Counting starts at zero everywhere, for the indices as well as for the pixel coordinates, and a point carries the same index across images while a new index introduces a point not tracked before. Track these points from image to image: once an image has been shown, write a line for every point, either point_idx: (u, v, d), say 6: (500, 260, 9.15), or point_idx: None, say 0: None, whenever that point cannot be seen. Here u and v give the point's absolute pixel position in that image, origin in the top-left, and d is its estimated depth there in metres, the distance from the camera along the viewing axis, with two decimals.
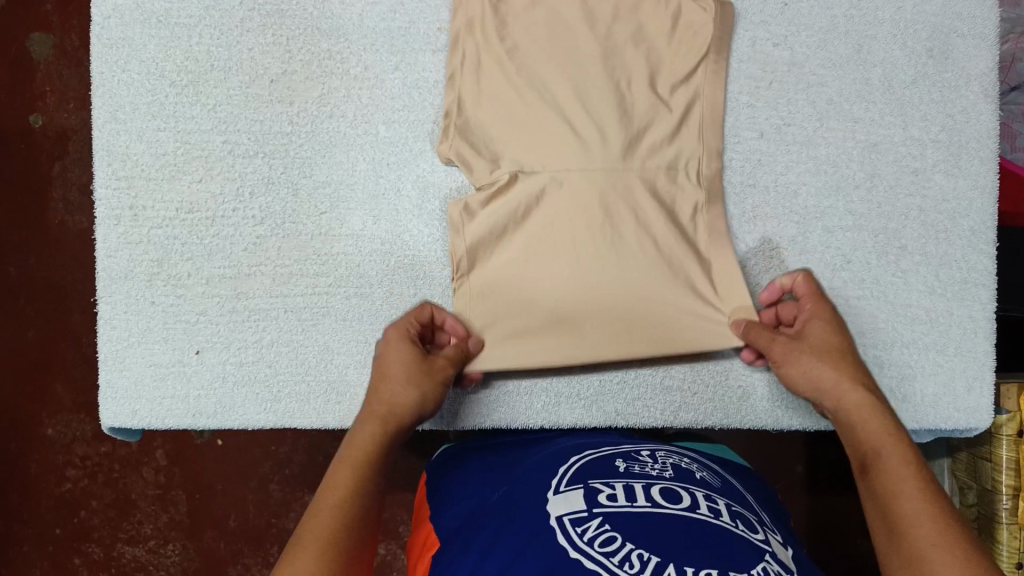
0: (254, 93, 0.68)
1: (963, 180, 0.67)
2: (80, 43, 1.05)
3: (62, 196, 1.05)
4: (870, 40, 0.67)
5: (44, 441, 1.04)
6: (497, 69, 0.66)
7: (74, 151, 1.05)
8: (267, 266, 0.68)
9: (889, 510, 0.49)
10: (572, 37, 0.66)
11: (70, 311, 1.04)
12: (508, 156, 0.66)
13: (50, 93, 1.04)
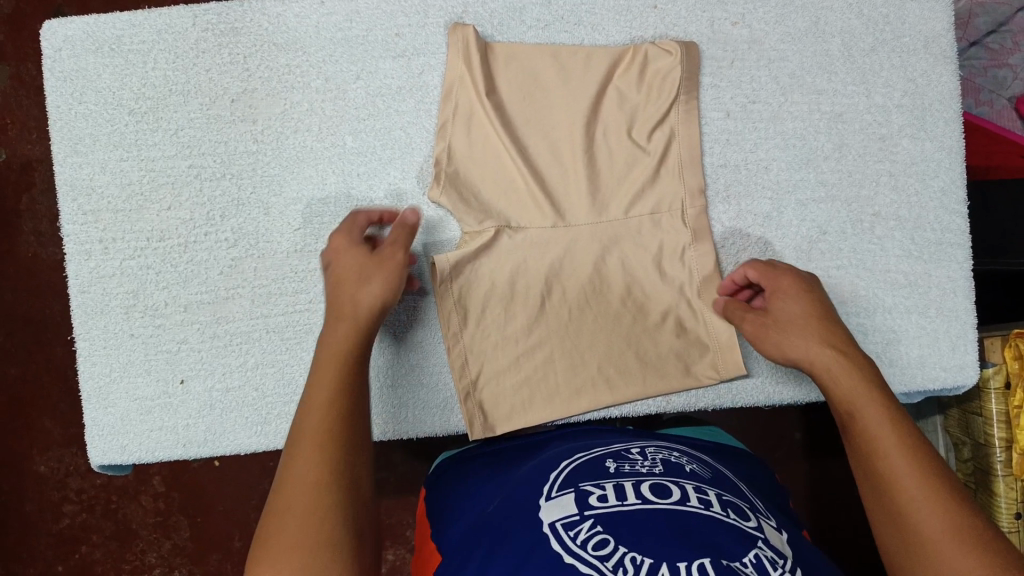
0: (215, 114, 0.67)
1: (930, 143, 0.68)
2: (37, 69, 1.03)
3: (33, 228, 1.03)
4: (827, 11, 0.67)
5: (38, 478, 1.03)
6: (485, 122, 0.66)
7: (41, 181, 1.03)
8: (244, 288, 0.68)
9: (889, 494, 0.51)
10: (552, 91, 0.66)
11: (52, 345, 1.03)
12: (496, 210, 0.67)
13: (12, 125, 1.03)
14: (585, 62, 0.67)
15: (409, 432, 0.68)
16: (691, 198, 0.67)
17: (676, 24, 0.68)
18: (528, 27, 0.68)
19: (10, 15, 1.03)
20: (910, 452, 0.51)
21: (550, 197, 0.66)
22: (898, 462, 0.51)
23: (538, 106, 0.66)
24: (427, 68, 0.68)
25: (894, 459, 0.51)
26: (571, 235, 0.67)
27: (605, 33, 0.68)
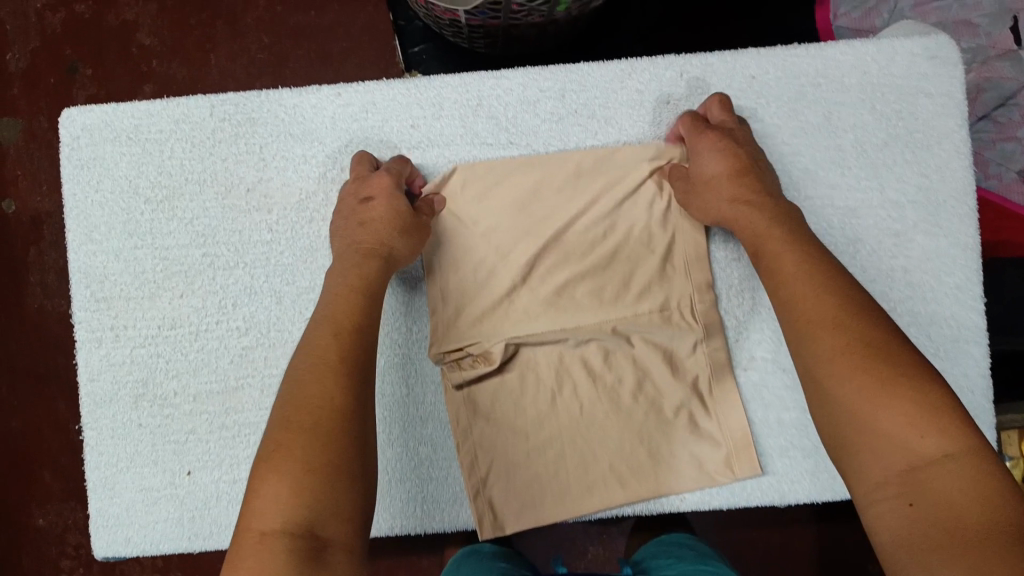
0: (230, 204, 0.67)
1: (944, 239, 0.68)
2: (50, 124, 1.02)
3: (38, 280, 1.02)
4: (840, 107, 0.68)
5: (35, 534, 1.00)
6: (489, 220, 0.67)
7: (49, 235, 1.02)
8: (255, 378, 0.67)
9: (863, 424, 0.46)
10: (555, 185, 0.67)
11: (53, 399, 1.02)
12: (496, 310, 0.66)
13: (22, 178, 1.01)
14: (597, 159, 0.67)
15: (418, 527, 0.67)
16: (700, 294, 0.67)
17: None
18: (541, 120, 0.68)
19: (25, 70, 1.01)
20: (910, 418, 0.44)
21: (553, 296, 0.66)
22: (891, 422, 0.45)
23: (541, 202, 0.67)
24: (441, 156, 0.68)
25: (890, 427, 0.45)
26: (577, 331, 0.66)
27: (620, 126, 0.68)
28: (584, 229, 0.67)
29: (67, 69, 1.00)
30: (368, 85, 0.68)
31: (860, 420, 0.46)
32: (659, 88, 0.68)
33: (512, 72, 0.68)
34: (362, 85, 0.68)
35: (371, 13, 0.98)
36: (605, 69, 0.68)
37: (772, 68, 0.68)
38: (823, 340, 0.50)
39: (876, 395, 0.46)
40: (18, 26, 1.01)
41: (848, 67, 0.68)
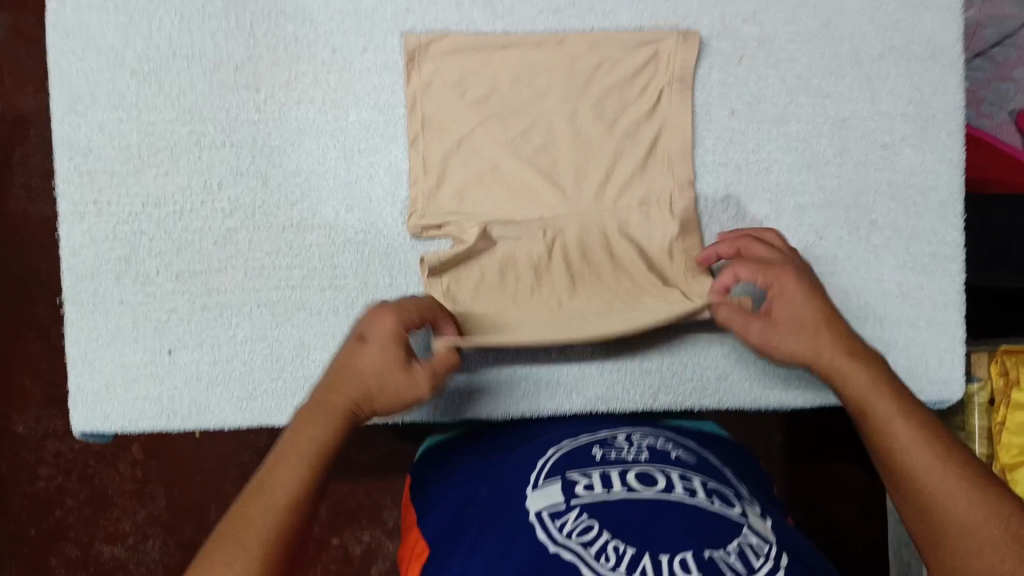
0: (218, 80, 0.66)
1: (931, 154, 0.68)
2: (35, 19, 1.02)
3: (23, 183, 1.02)
4: (839, 15, 0.67)
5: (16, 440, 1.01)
6: (471, 110, 0.66)
7: (34, 137, 1.02)
8: (238, 260, 0.67)
9: (903, 473, 0.55)
10: (542, 78, 0.66)
11: (33, 301, 1.02)
12: (474, 199, 0.67)
13: (7, 78, 1.01)
14: (589, 52, 0.67)
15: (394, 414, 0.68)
16: (680, 189, 0.67)
17: (686, 15, 0.67)
18: (539, 11, 0.67)
19: None
20: (937, 449, 0.55)
21: (533, 187, 0.67)
22: (942, 485, 0.53)
23: (526, 94, 0.67)
24: (435, 39, 0.66)
25: (914, 457, 0.55)
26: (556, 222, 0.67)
27: (618, 22, 0.67)
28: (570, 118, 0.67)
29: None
30: None
31: (896, 454, 0.56)
32: None
33: None
34: None
35: None
36: None
37: None
38: (866, 390, 0.58)
39: (909, 433, 0.56)
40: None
41: None
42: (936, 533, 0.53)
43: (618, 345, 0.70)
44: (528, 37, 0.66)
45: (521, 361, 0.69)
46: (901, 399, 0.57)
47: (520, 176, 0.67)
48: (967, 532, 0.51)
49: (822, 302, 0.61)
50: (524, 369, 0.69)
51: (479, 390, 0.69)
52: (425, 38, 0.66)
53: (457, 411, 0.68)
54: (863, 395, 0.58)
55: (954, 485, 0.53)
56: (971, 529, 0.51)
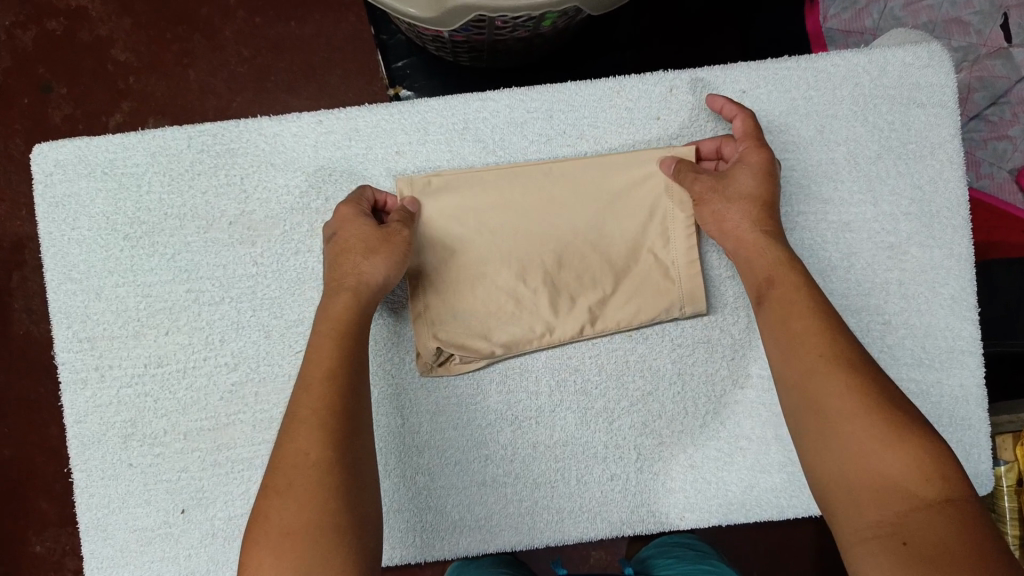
0: (212, 238, 0.66)
1: (939, 250, 0.67)
2: (24, 144, 0.96)
3: (24, 306, 0.96)
4: (832, 120, 0.67)
5: (31, 560, 0.96)
6: (461, 218, 0.65)
7: (32, 260, 0.97)
8: (246, 413, 0.66)
9: (811, 382, 0.52)
10: (531, 181, 0.66)
11: (42, 422, 0.97)
12: (473, 304, 0.66)
13: (0, 202, 0.96)
14: (575, 165, 0.66)
15: (417, 557, 0.67)
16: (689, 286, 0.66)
17: (678, 133, 0.67)
18: (530, 142, 0.67)
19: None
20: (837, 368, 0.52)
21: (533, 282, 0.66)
22: (825, 378, 0.52)
23: (517, 197, 0.66)
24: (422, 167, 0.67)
25: (807, 338, 0.54)
26: (559, 314, 0.66)
27: (609, 145, 0.67)
28: (570, 219, 0.66)
29: (40, 88, 0.96)
30: (349, 111, 0.66)
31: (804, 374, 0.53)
32: (647, 106, 0.67)
33: (498, 93, 0.67)
34: (344, 112, 0.66)
35: (350, 22, 0.97)
36: (592, 88, 0.67)
37: (763, 82, 0.67)
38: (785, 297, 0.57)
39: (817, 353, 0.53)
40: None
41: (840, 79, 0.67)
42: (831, 454, 0.49)
43: (640, 467, 0.67)
44: (519, 166, 0.66)
45: (541, 492, 0.67)
46: (826, 325, 0.54)
47: (519, 273, 0.66)
48: (861, 436, 0.48)
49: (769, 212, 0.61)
50: (545, 499, 0.67)
51: (502, 525, 0.67)
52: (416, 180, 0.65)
53: (481, 547, 0.67)
54: (768, 268, 0.59)
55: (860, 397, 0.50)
56: (869, 449, 0.48)
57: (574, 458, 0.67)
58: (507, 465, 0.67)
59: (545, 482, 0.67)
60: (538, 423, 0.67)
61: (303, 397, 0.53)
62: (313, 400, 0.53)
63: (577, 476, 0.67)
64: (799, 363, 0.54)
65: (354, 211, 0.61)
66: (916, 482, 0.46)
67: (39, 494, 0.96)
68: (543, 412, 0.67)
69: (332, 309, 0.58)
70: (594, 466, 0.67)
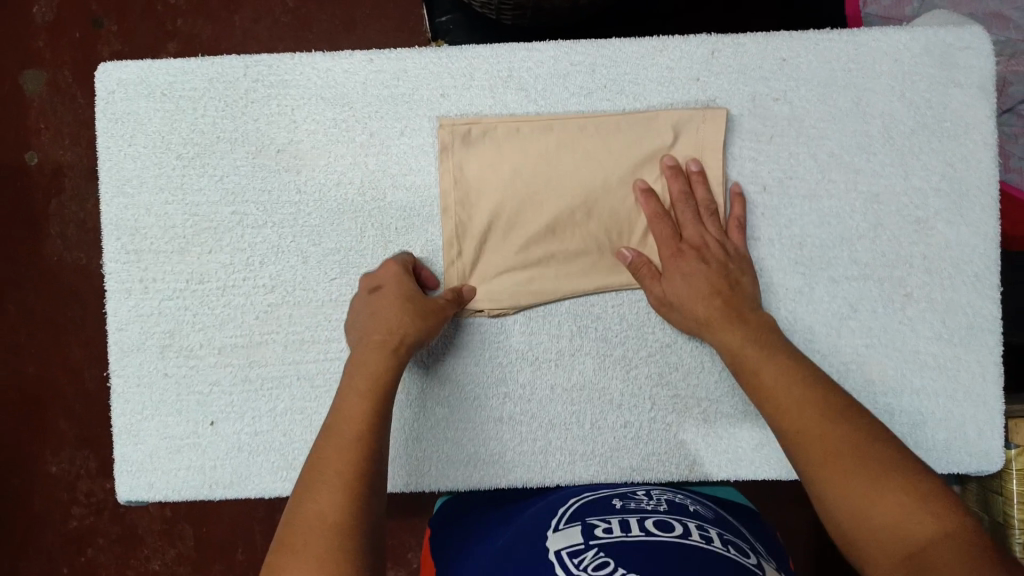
0: (260, 163, 0.68)
1: (965, 228, 0.68)
2: (72, 75, 0.99)
3: (58, 232, 0.99)
4: (870, 93, 0.68)
5: (48, 479, 0.99)
6: (497, 168, 0.68)
7: (70, 187, 0.99)
8: (279, 333, 0.69)
9: (828, 501, 0.53)
10: (568, 139, 0.68)
11: (67, 345, 0.99)
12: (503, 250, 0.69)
13: (45, 130, 0.99)
14: (611, 122, 0.68)
15: (432, 486, 0.69)
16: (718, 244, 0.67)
17: (716, 95, 0.69)
18: (571, 94, 0.69)
19: (51, 19, 0.99)
20: (848, 457, 0.53)
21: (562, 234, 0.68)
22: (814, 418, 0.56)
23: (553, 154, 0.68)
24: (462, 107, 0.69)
25: (817, 424, 0.56)
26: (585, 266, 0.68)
27: (648, 102, 0.69)
28: (598, 176, 0.68)
29: (92, 22, 0.98)
30: (400, 52, 0.68)
31: (817, 467, 0.54)
32: (688, 67, 0.69)
33: (544, 44, 0.69)
34: (395, 52, 0.69)
35: None
36: (637, 45, 0.69)
37: (805, 51, 0.68)
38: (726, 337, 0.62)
39: (797, 408, 0.57)
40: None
41: (880, 54, 0.68)
42: (840, 516, 0.52)
43: (653, 416, 0.70)
44: (559, 117, 0.68)
45: (555, 432, 0.70)
46: (801, 383, 0.58)
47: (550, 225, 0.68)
48: (863, 491, 0.52)
49: (717, 261, 0.65)
50: (558, 440, 0.70)
51: (516, 462, 0.69)
52: (460, 123, 0.68)
53: (494, 482, 0.69)
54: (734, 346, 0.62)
55: (841, 454, 0.54)
56: (868, 503, 0.51)
57: (590, 403, 0.70)
58: (525, 404, 0.69)
59: (560, 424, 0.70)
60: (558, 366, 0.69)
61: (344, 416, 0.57)
62: (353, 422, 0.57)
63: (592, 420, 0.70)
64: (818, 459, 0.54)
65: (402, 272, 0.65)
66: (917, 521, 0.49)
67: (56, 415, 0.98)
68: (563, 357, 0.69)
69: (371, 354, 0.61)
70: (608, 412, 0.69)
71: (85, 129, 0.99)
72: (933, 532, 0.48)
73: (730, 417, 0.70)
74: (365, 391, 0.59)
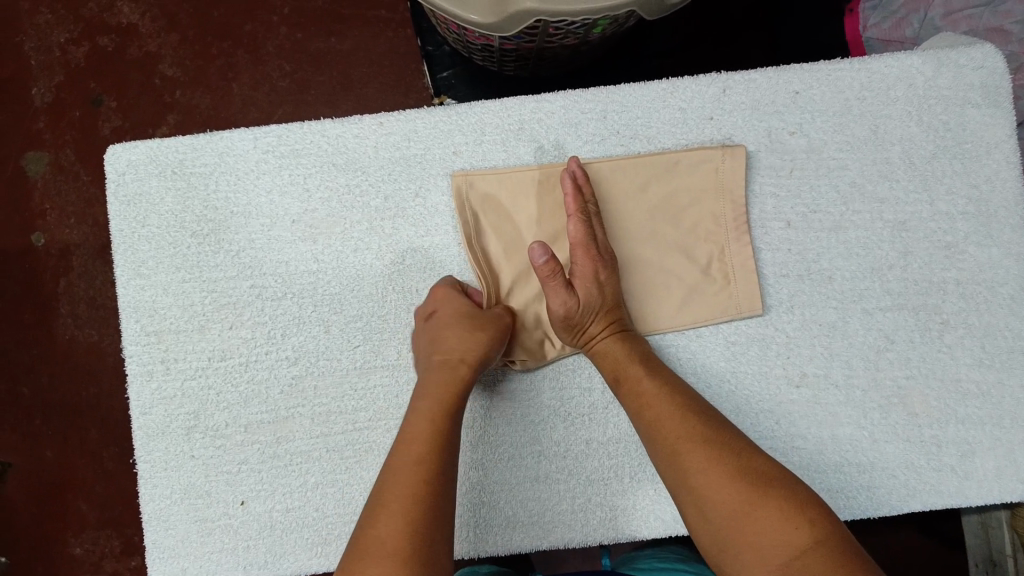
0: (276, 235, 0.68)
1: (997, 249, 0.67)
2: (76, 154, 0.99)
3: (68, 311, 0.97)
4: (886, 120, 0.67)
5: (69, 565, 0.96)
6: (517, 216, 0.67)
7: (79, 265, 0.98)
8: (305, 406, 0.67)
9: (722, 520, 0.50)
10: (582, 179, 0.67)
11: (85, 425, 0.97)
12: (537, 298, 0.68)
13: (51, 211, 0.98)
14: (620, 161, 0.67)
15: (471, 552, 0.67)
16: (747, 276, 0.66)
17: (731, 133, 0.68)
18: (584, 142, 0.68)
19: (52, 102, 0.99)
20: (727, 472, 0.52)
21: None
22: (695, 447, 0.54)
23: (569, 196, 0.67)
24: (474, 165, 0.68)
25: (696, 444, 0.54)
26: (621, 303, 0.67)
27: (662, 145, 0.68)
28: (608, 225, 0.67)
29: (91, 101, 0.98)
30: (408, 114, 0.68)
31: (697, 490, 0.52)
32: (701, 106, 0.68)
33: (553, 95, 0.68)
34: (404, 114, 0.68)
35: (388, 37, 0.99)
36: (646, 89, 0.68)
37: (816, 82, 0.68)
38: (632, 379, 0.59)
39: (676, 433, 0.55)
40: (42, 62, 0.99)
41: (893, 79, 0.68)
42: (710, 531, 0.51)
43: None
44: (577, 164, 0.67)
45: (595, 488, 0.67)
46: (687, 413, 0.56)
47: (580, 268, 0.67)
48: (733, 506, 0.50)
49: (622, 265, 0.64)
50: (598, 496, 0.67)
51: (555, 521, 0.67)
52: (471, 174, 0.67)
53: (535, 544, 0.67)
54: (618, 363, 0.61)
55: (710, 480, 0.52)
56: (745, 527, 0.49)
57: (628, 455, 0.67)
58: (560, 461, 0.67)
59: (598, 479, 0.67)
60: (592, 420, 0.67)
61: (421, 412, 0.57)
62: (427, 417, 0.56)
63: (632, 474, 0.67)
64: (690, 485, 0.53)
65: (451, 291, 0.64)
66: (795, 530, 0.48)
67: (75, 496, 0.96)
68: (595, 409, 0.67)
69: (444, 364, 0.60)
70: (648, 464, 0.67)
71: (94, 208, 0.98)
72: (806, 540, 0.47)
73: None
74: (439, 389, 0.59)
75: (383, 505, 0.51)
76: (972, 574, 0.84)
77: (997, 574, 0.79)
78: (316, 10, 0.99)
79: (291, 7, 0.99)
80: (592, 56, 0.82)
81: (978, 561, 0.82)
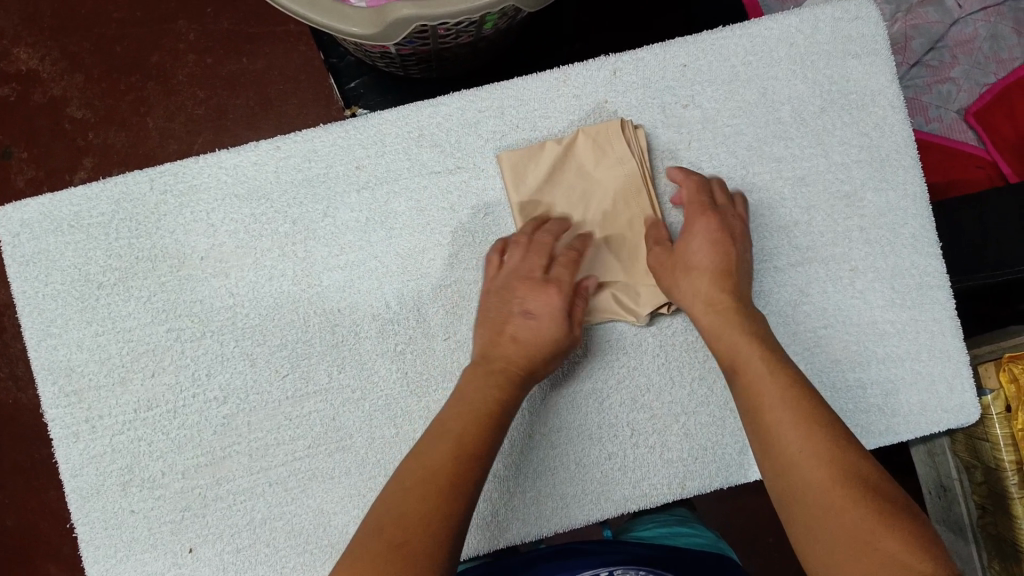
0: (186, 275, 0.67)
1: (893, 192, 0.69)
2: None
3: (9, 373, 0.94)
4: (773, 81, 0.69)
5: None
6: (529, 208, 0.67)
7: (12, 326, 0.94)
8: (241, 443, 0.66)
9: (814, 505, 0.52)
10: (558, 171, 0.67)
11: (44, 485, 0.94)
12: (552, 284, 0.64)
13: None
14: (599, 129, 0.67)
15: None
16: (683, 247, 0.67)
17: (627, 113, 0.69)
18: (485, 140, 0.68)
19: None
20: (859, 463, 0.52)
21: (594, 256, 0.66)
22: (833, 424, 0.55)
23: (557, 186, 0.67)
24: (380, 176, 0.68)
25: (796, 426, 0.54)
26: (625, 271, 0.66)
27: (563, 134, 0.69)
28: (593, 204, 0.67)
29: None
30: (304, 135, 0.67)
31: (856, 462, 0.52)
32: (593, 91, 0.69)
33: (448, 97, 0.68)
34: (301, 135, 0.68)
35: (301, 50, 0.94)
36: (538, 81, 0.69)
37: (702, 53, 0.69)
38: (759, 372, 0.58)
39: (801, 438, 0.54)
40: None
41: (775, 41, 0.69)
42: (823, 540, 0.50)
43: (636, 442, 0.68)
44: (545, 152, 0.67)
45: (543, 479, 0.67)
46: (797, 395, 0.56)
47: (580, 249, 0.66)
48: (854, 519, 0.50)
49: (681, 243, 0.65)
50: (548, 486, 0.67)
51: (509, 518, 0.67)
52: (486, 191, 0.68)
53: (491, 544, 0.66)
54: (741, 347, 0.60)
55: (807, 482, 0.52)
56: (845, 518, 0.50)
57: (570, 443, 0.68)
58: (505, 457, 0.67)
59: (545, 470, 0.67)
60: (531, 413, 0.68)
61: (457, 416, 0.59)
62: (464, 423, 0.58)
63: (576, 459, 0.68)
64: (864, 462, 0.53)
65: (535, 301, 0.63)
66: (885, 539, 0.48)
67: (45, 559, 0.93)
68: (533, 403, 0.68)
69: (473, 397, 0.60)
70: (590, 447, 0.68)
71: None
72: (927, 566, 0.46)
73: (706, 413, 0.68)
74: (467, 401, 0.59)
75: (389, 530, 0.52)
76: (927, 499, 0.88)
77: (948, 498, 0.82)
78: (221, 32, 0.94)
79: (194, 31, 0.94)
80: (497, 50, 0.81)
81: (933, 488, 0.85)
